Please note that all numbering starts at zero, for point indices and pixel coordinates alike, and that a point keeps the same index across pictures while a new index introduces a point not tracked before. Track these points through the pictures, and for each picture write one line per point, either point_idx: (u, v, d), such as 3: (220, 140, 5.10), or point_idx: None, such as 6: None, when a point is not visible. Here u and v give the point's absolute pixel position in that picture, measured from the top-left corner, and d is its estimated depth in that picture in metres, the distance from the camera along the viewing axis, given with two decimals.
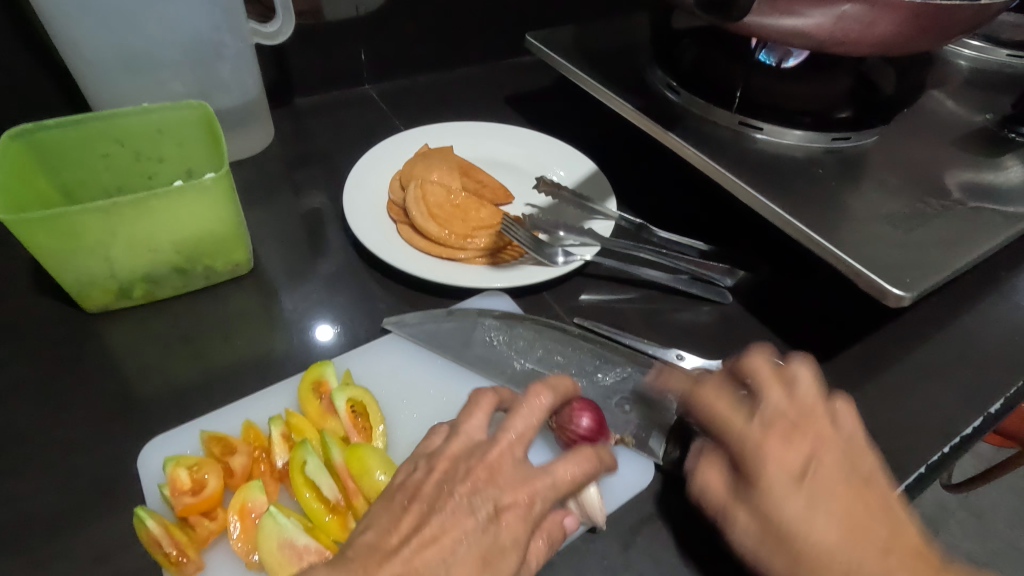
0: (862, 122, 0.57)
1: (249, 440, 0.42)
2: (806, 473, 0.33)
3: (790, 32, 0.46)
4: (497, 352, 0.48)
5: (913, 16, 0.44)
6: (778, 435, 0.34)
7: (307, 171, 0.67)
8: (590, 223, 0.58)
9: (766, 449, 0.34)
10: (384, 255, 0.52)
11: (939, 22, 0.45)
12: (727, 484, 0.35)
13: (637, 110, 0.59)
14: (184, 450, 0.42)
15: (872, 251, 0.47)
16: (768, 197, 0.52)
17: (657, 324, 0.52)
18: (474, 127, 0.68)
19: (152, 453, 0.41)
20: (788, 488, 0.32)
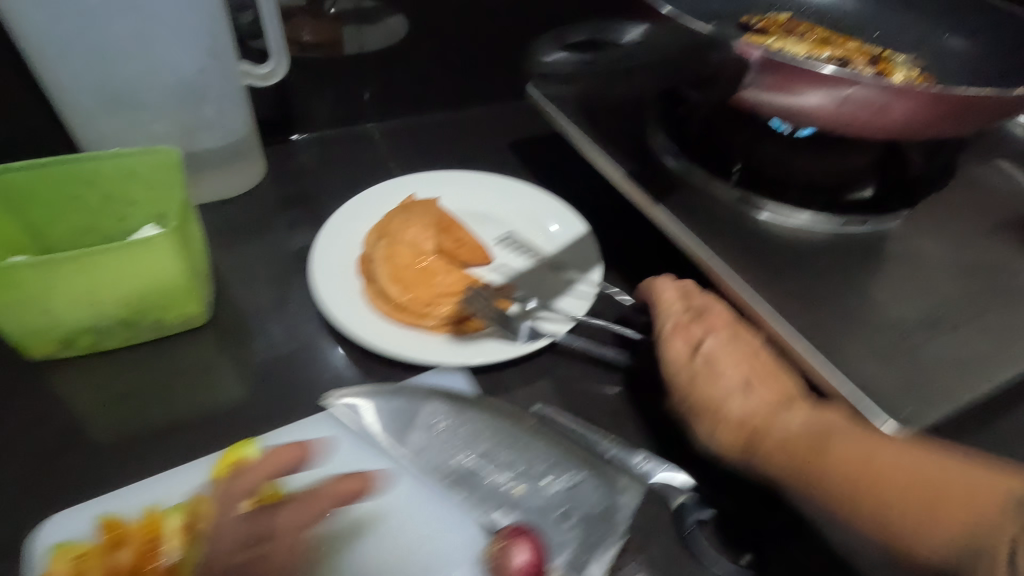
0: (878, 208, 0.51)
1: (145, 530, 0.39)
2: (747, 382, 0.41)
3: (792, 113, 0.41)
4: (437, 442, 0.44)
5: (934, 103, 0.38)
6: (708, 345, 0.43)
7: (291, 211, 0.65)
8: (567, 294, 0.54)
9: (734, 405, 0.40)
10: (338, 320, 0.49)
11: (962, 113, 0.39)
12: (731, 379, 0.41)
13: (628, 177, 0.55)
14: (73, 535, 0.39)
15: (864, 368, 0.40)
16: (764, 283, 0.46)
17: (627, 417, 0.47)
18: (464, 179, 0.65)
19: (50, 529, 0.39)
20: (745, 393, 0.40)
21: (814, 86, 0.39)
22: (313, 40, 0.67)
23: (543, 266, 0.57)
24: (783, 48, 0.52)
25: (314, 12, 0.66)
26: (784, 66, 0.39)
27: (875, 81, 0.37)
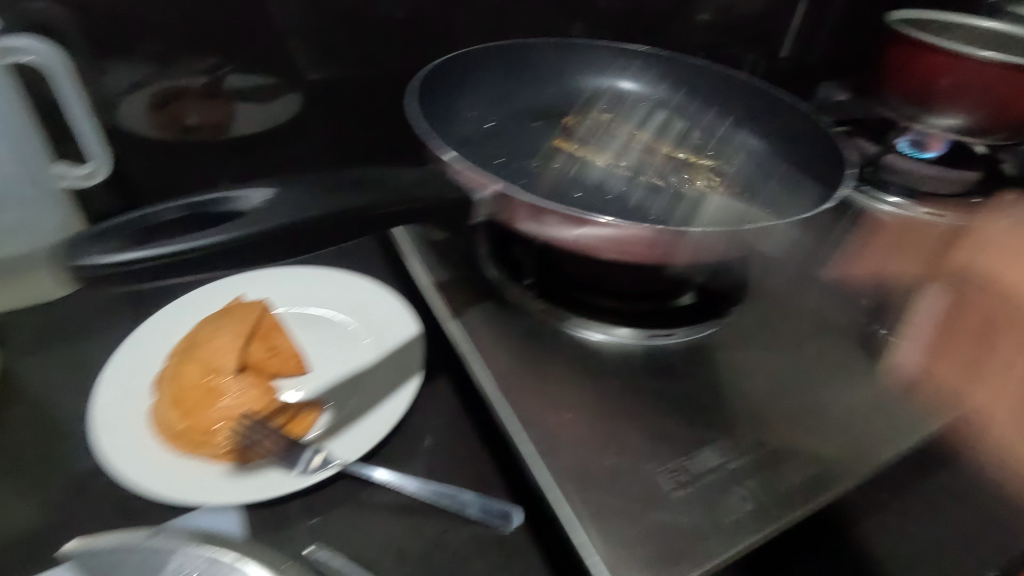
0: (690, 318, 0.50)
1: None
2: None
3: (570, 244, 0.42)
4: None
5: (694, 240, 0.41)
6: None
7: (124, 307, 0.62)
8: (371, 414, 0.50)
9: None
10: (107, 451, 0.46)
11: (692, 245, 0.41)
12: None
13: (430, 283, 0.53)
14: None
15: (617, 524, 0.36)
16: (557, 408, 0.43)
17: (426, 542, 0.45)
18: (303, 276, 0.62)
19: None
20: None
21: (581, 226, 0.40)
22: (200, 120, 0.64)
23: (359, 379, 0.53)
24: (590, 159, 0.58)
25: (210, 91, 0.63)
26: (549, 210, 0.40)
27: (591, 219, 0.40)
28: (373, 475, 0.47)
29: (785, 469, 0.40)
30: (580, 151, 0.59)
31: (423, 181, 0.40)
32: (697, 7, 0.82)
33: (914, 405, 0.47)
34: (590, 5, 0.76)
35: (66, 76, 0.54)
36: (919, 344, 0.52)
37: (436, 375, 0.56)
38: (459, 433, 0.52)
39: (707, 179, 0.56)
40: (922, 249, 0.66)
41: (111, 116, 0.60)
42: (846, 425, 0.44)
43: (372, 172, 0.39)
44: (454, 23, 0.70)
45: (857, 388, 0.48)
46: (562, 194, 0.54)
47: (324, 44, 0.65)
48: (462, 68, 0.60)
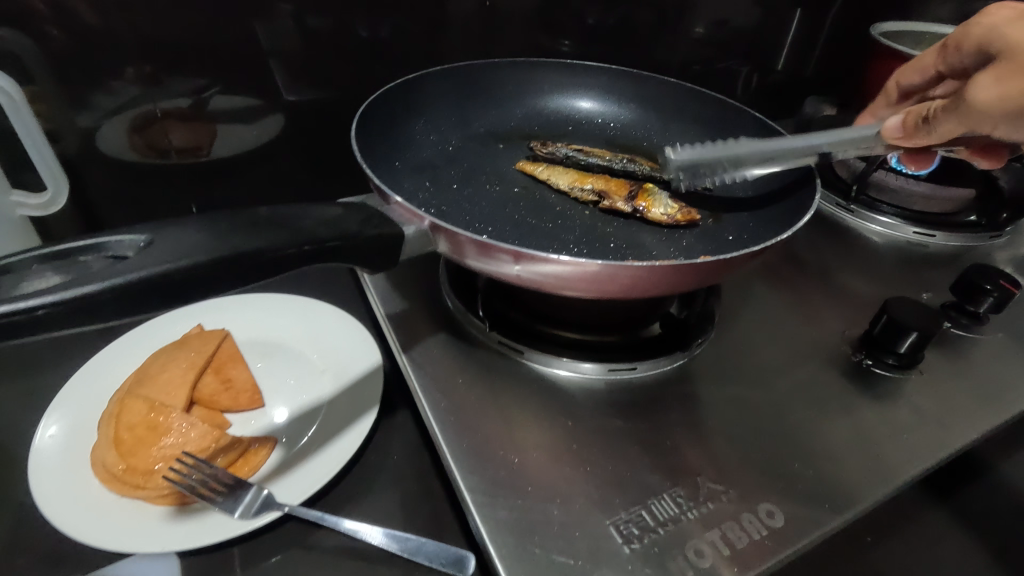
0: (654, 351, 0.48)
1: None
2: None
3: (517, 280, 0.39)
4: None
5: (650, 276, 0.38)
6: None
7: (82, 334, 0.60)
8: (324, 450, 0.48)
9: None
10: (38, 496, 0.42)
11: (646, 280, 0.38)
12: None
13: (387, 315, 0.50)
14: None
15: None
16: (512, 449, 0.41)
17: None
18: (266, 303, 0.61)
19: None
20: None
21: (528, 262, 0.37)
22: (178, 143, 0.63)
23: (315, 413, 0.51)
24: (551, 182, 0.56)
25: (188, 114, 0.62)
26: (494, 247, 0.37)
27: (532, 257, 0.37)
28: (323, 519, 0.44)
29: (751, 519, 0.37)
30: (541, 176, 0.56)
31: (339, 222, 0.35)
32: (679, 25, 0.80)
33: (899, 446, 0.43)
34: (571, 23, 0.74)
35: (20, 102, 0.52)
36: (904, 378, 0.49)
37: (400, 407, 0.54)
38: (419, 468, 0.50)
39: (666, 203, 0.52)
40: (912, 273, 0.63)
41: (76, 140, 0.58)
42: (823, 467, 0.41)
43: (282, 210, 0.33)
44: (432, 44, 0.69)
45: (837, 426, 0.45)
46: (516, 221, 0.52)
47: (299, 68, 0.64)
48: (425, 95, 0.60)
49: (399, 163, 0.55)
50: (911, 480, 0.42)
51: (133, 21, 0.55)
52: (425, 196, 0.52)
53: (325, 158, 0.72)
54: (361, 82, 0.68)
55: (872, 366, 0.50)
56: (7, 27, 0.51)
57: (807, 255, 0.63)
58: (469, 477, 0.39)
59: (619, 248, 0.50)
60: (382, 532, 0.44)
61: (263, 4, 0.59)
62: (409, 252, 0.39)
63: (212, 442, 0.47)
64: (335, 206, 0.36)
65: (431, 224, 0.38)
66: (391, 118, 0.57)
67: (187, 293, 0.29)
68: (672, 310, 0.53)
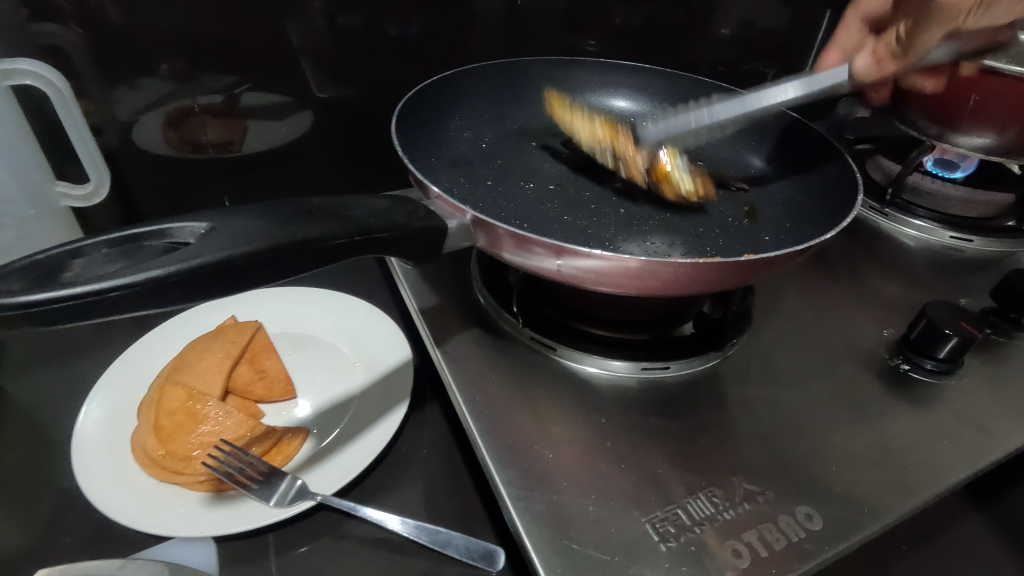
0: (688, 350, 0.47)
1: None
2: None
3: (556, 275, 0.39)
4: None
5: (691, 274, 0.38)
6: None
7: (122, 323, 0.61)
8: (356, 442, 0.48)
9: None
10: (82, 477, 0.44)
11: (685, 277, 0.38)
12: None
13: (420, 310, 0.51)
14: None
15: None
16: (547, 444, 0.41)
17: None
18: (298, 295, 0.62)
19: None
20: None
21: (568, 258, 0.37)
22: (213, 138, 0.64)
23: (347, 404, 0.52)
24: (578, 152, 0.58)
25: (223, 110, 0.63)
26: (534, 241, 0.37)
27: (573, 253, 0.37)
28: (354, 509, 0.44)
29: (788, 521, 0.37)
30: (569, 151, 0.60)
31: (385, 213, 0.35)
32: (709, 25, 0.79)
33: (939, 452, 0.43)
34: (601, 22, 0.74)
35: (68, 96, 0.54)
36: (943, 384, 0.48)
37: (430, 400, 0.54)
38: (449, 463, 0.50)
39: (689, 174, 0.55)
40: (949, 278, 0.62)
41: (119, 133, 0.60)
42: (860, 470, 0.41)
43: (331, 201, 0.34)
44: (463, 41, 0.69)
45: (875, 430, 0.44)
46: (549, 218, 0.52)
47: (333, 64, 0.65)
48: (458, 92, 0.60)
49: (435, 159, 0.55)
50: (951, 486, 0.41)
51: (174, 17, 0.56)
52: (460, 191, 0.52)
53: (356, 155, 0.73)
54: (392, 79, 0.69)
55: (908, 371, 0.49)
56: (56, 22, 0.52)
57: (840, 258, 0.63)
58: (503, 471, 0.39)
59: (655, 246, 0.50)
60: (411, 524, 0.44)
61: (297, 2, 0.60)
62: (449, 246, 0.39)
63: (248, 432, 0.48)
64: (381, 198, 0.36)
65: (472, 219, 0.39)
66: (426, 114, 0.57)
67: (243, 281, 0.29)
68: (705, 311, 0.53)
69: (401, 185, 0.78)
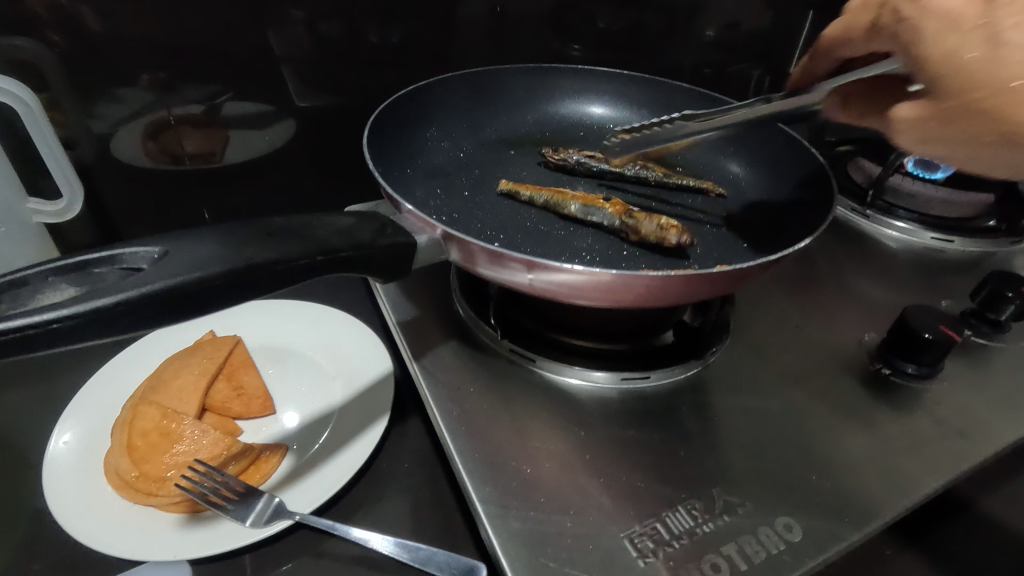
0: (668, 359, 0.47)
1: None
2: None
3: (529, 288, 0.39)
4: None
5: (665, 286, 0.37)
6: None
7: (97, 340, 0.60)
8: (336, 458, 0.48)
9: None
10: (53, 503, 0.43)
11: (660, 289, 0.38)
12: None
13: (399, 323, 0.50)
14: None
15: None
16: (525, 459, 0.40)
17: None
18: (277, 309, 0.61)
19: None
20: None
21: (540, 271, 0.37)
22: (192, 150, 0.63)
23: (326, 419, 0.51)
24: (551, 191, 0.52)
25: (201, 121, 0.62)
26: (506, 256, 0.37)
27: (545, 266, 0.36)
28: (334, 527, 0.44)
29: (768, 533, 0.36)
30: (531, 199, 0.53)
31: (352, 231, 0.35)
32: (690, 29, 0.79)
33: (919, 458, 0.42)
34: (581, 28, 0.74)
35: (36, 111, 0.53)
36: (923, 388, 0.48)
37: (411, 414, 0.54)
38: (430, 477, 0.49)
39: (659, 220, 0.48)
40: (930, 280, 0.62)
41: (91, 147, 0.59)
42: (840, 478, 0.40)
43: (295, 220, 0.33)
44: (442, 50, 0.69)
45: (855, 436, 0.44)
46: (528, 228, 0.51)
47: (311, 74, 0.64)
48: (436, 102, 0.60)
49: (411, 170, 0.55)
50: (931, 492, 0.41)
51: (147, 29, 0.55)
52: (437, 202, 0.52)
53: (336, 165, 0.72)
54: (371, 88, 0.68)
55: (890, 375, 0.49)
56: (25, 36, 0.51)
57: (822, 261, 0.63)
58: (480, 487, 0.39)
59: (634, 254, 0.49)
60: (392, 542, 0.43)
61: (275, 14, 0.59)
62: (421, 261, 0.39)
63: (223, 451, 0.47)
64: (347, 215, 0.36)
65: (442, 234, 0.38)
66: (402, 125, 0.57)
67: (202, 305, 0.29)
68: (686, 318, 0.52)
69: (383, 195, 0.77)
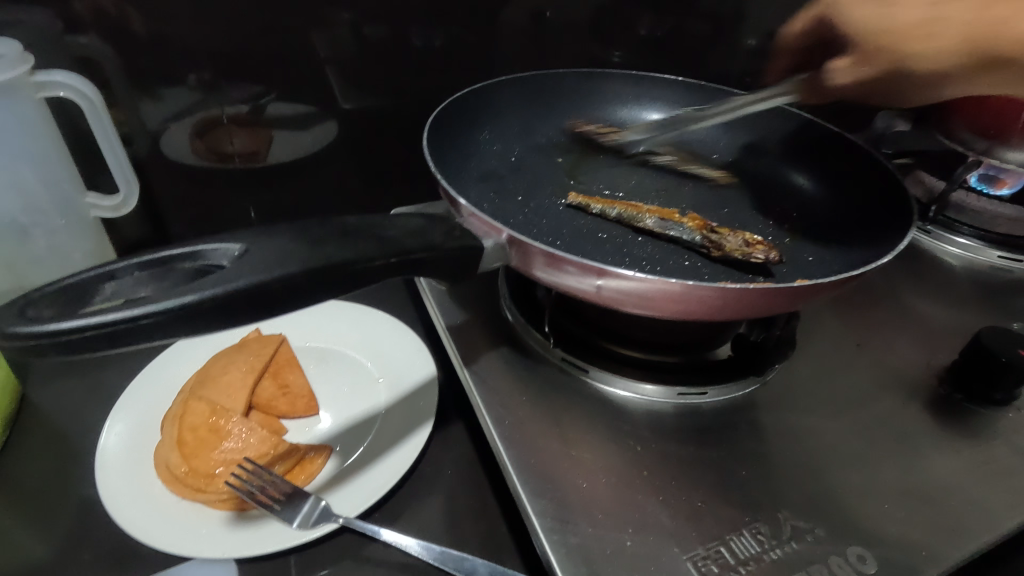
0: (727, 375, 0.45)
1: None
2: None
3: (592, 295, 0.38)
4: None
5: (737, 299, 0.36)
6: None
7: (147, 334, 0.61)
8: (381, 461, 0.47)
9: None
10: (106, 495, 0.43)
11: (733, 301, 0.36)
12: None
13: (447, 327, 0.50)
14: None
15: None
16: (580, 472, 0.39)
17: None
18: (323, 308, 0.61)
19: None
20: None
21: (608, 279, 0.36)
22: (240, 149, 0.64)
23: (371, 421, 0.51)
24: (625, 205, 0.51)
25: (251, 120, 0.63)
26: (569, 260, 0.36)
27: (614, 274, 0.35)
28: (378, 532, 0.43)
29: (841, 563, 0.35)
30: (602, 212, 0.51)
31: (418, 232, 0.34)
32: (739, 36, 0.78)
33: (998, 490, 0.40)
34: (626, 32, 0.73)
35: (101, 108, 0.54)
36: (997, 415, 0.45)
37: (453, 420, 0.53)
38: (474, 485, 0.48)
39: (745, 236, 0.46)
40: (997, 300, 0.59)
41: (148, 143, 0.60)
42: (913, 509, 0.38)
43: (362, 220, 0.33)
44: (489, 53, 0.69)
45: (925, 464, 0.41)
46: (583, 235, 0.50)
47: (360, 76, 0.65)
48: (485, 105, 0.59)
49: (463, 172, 0.54)
50: (1016, 527, 0.38)
51: (203, 29, 0.56)
52: (490, 207, 0.51)
53: (381, 167, 0.72)
54: (416, 91, 0.68)
55: (962, 400, 0.46)
56: (90, 34, 0.53)
57: (880, 278, 0.60)
58: (534, 499, 0.37)
59: (693, 265, 0.48)
60: (434, 550, 0.42)
61: (325, 16, 0.60)
62: (486, 265, 0.38)
63: (272, 450, 0.47)
64: (416, 216, 0.35)
65: (507, 238, 0.37)
66: (455, 127, 0.56)
67: (274, 306, 0.28)
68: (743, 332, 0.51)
69: (425, 197, 0.77)
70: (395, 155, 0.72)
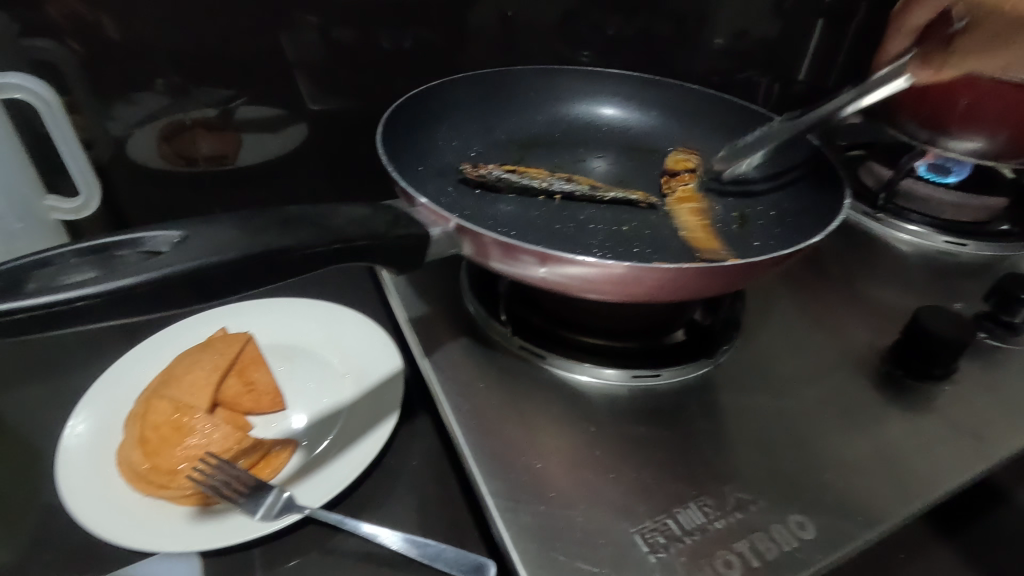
0: (678, 358, 0.47)
1: None
2: None
3: (542, 282, 0.39)
4: None
5: (677, 280, 0.37)
6: None
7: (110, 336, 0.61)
8: (345, 454, 0.48)
9: None
10: (66, 494, 0.43)
11: (674, 283, 0.38)
12: None
13: (409, 319, 0.50)
14: None
15: None
16: (535, 454, 0.40)
17: None
18: (290, 305, 0.62)
19: None
20: None
21: (553, 265, 0.37)
22: (205, 152, 0.64)
23: (336, 416, 0.51)
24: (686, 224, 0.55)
25: (215, 124, 0.63)
26: (518, 249, 0.37)
27: (559, 260, 0.36)
28: (343, 522, 0.43)
29: (781, 530, 0.36)
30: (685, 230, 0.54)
31: (368, 223, 0.35)
32: (699, 35, 0.80)
33: (932, 459, 0.42)
34: (588, 32, 0.75)
35: (58, 110, 0.53)
36: (937, 390, 0.47)
37: (420, 412, 0.54)
38: (439, 474, 0.49)
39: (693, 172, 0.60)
40: (943, 283, 0.61)
41: (110, 146, 0.60)
42: (852, 480, 0.40)
43: (310, 209, 0.34)
44: (453, 53, 0.70)
45: (867, 437, 0.43)
46: (540, 227, 0.52)
47: (324, 78, 0.65)
48: (446, 102, 0.60)
49: (424, 168, 0.55)
50: (947, 492, 0.40)
51: (165, 32, 0.56)
52: (449, 200, 0.53)
53: (347, 168, 0.73)
54: (381, 91, 0.69)
55: (904, 377, 0.49)
56: (47, 38, 0.53)
57: (831, 263, 0.62)
58: (491, 481, 0.38)
59: (644, 253, 0.50)
60: (403, 538, 0.43)
61: (289, 19, 0.60)
62: (438, 254, 0.39)
63: (234, 445, 0.47)
64: (364, 207, 0.37)
65: (457, 226, 0.38)
66: (415, 124, 0.57)
67: (217, 290, 0.29)
68: (696, 317, 0.52)
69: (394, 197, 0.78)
70: (361, 154, 0.72)
